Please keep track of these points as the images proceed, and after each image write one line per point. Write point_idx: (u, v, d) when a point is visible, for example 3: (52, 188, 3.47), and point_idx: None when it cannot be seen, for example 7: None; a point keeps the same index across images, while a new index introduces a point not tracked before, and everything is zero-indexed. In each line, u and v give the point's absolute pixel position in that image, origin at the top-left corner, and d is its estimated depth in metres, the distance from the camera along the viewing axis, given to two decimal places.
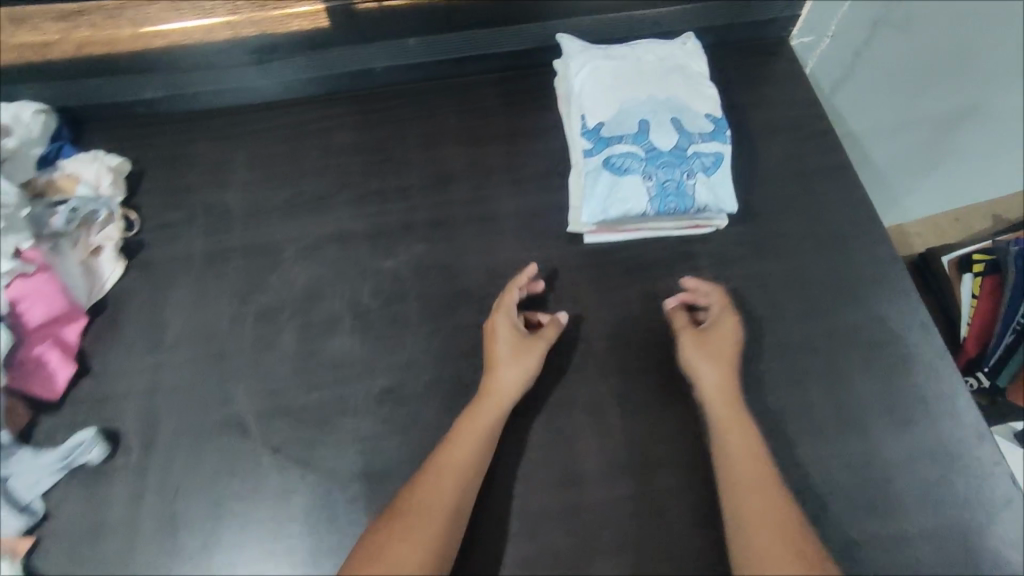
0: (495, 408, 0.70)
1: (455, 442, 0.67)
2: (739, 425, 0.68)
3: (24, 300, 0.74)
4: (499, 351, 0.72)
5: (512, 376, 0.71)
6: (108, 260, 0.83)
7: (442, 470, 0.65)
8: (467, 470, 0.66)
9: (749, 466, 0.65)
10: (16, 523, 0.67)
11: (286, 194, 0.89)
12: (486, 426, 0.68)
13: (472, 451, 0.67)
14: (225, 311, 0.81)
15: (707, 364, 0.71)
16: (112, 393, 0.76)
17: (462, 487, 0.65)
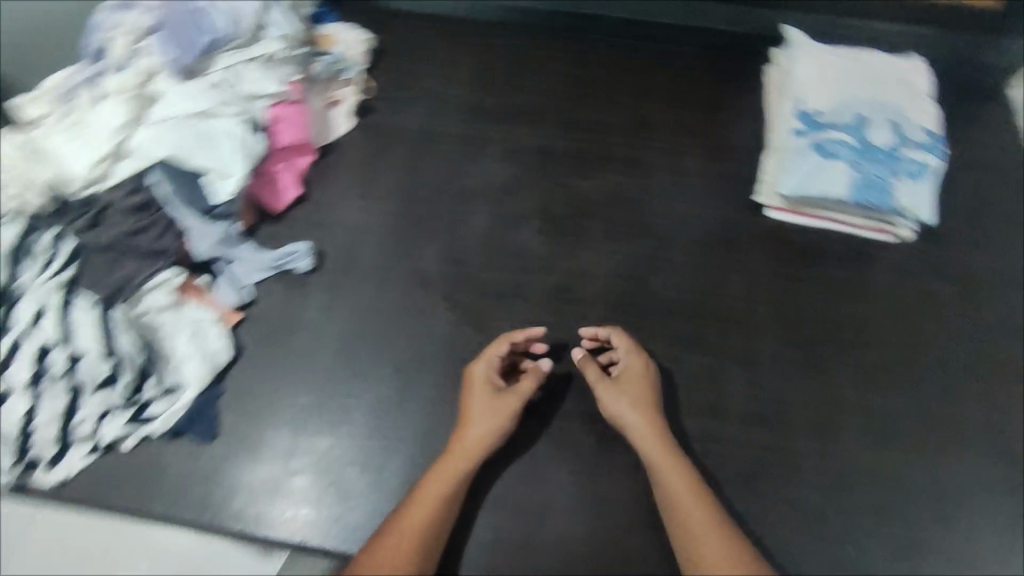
0: (463, 458, 0.66)
1: (419, 502, 0.63)
2: (669, 465, 0.65)
3: (281, 122, 0.85)
4: (473, 404, 0.69)
5: (491, 428, 0.68)
6: (342, 114, 0.94)
7: (400, 527, 0.61)
8: (430, 529, 0.62)
9: (690, 504, 0.63)
10: (233, 297, 0.78)
11: (503, 101, 0.97)
12: (454, 482, 0.65)
13: (436, 507, 0.63)
14: (431, 182, 0.90)
15: (631, 411, 0.69)
16: (326, 221, 0.86)
17: (424, 545, 0.61)
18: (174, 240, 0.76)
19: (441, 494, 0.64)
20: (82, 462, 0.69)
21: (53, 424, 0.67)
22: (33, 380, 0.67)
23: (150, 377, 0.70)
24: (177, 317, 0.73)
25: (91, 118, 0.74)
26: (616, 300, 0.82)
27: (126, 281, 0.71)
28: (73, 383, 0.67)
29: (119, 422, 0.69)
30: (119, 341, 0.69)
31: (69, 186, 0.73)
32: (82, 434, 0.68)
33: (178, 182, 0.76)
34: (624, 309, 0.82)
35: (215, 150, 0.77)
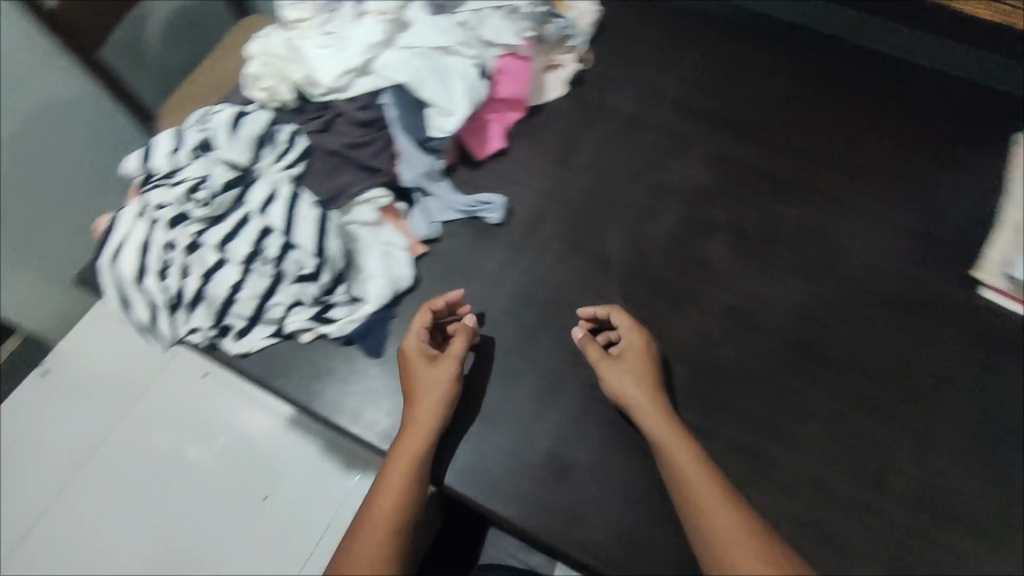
0: (422, 428, 0.65)
1: (381, 489, 0.61)
2: (676, 441, 0.64)
3: (505, 74, 0.86)
4: (414, 376, 0.69)
5: (443, 399, 0.67)
6: (557, 80, 0.94)
7: (376, 502, 0.61)
8: (405, 496, 0.61)
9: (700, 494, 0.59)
10: (425, 229, 0.80)
11: (718, 103, 0.94)
12: (414, 459, 0.63)
13: (405, 476, 0.62)
14: (628, 168, 0.89)
15: (631, 381, 0.68)
16: (519, 178, 0.87)
17: (402, 509, 0.60)
18: (387, 161, 0.79)
19: (402, 475, 0.62)
20: (263, 340, 0.75)
21: (253, 301, 0.72)
22: (247, 258, 0.71)
23: (342, 285, 0.74)
24: (376, 235, 0.78)
25: (348, 31, 0.79)
26: (795, 338, 0.78)
27: (341, 189, 0.77)
28: (278, 270, 0.71)
29: (305, 317, 0.74)
30: (329, 245, 0.72)
31: (313, 89, 0.78)
32: (272, 316, 0.74)
33: (404, 107, 0.79)
34: (801, 347, 0.77)
35: (445, 86, 0.79)
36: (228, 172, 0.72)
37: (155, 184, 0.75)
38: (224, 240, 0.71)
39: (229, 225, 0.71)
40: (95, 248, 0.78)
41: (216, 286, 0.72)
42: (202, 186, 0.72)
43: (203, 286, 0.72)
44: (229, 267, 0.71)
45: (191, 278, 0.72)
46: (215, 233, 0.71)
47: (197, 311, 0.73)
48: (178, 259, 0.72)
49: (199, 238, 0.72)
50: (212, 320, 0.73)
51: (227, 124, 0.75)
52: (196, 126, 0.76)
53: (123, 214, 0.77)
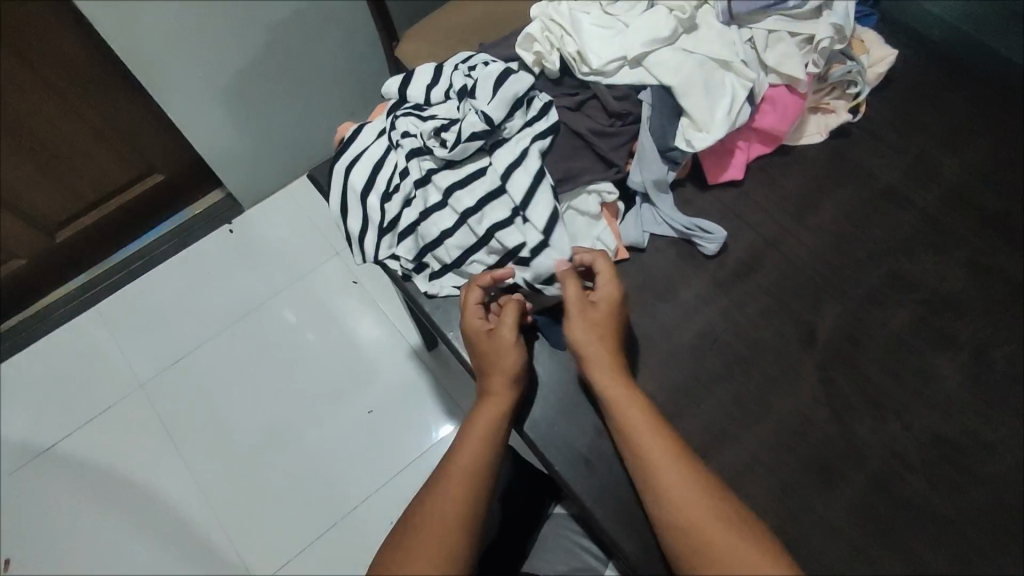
0: (496, 404, 0.67)
1: (456, 456, 0.64)
2: (641, 423, 0.62)
3: (773, 104, 0.80)
4: (478, 351, 0.69)
5: (510, 379, 0.67)
6: (818, 123, 0.86)
7: (444, 478, 0.63)
8: (474, 479, 0.62)
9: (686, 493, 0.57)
10: (634, 237, 0.78)
11: (1003, 205, 0.81)
12: (487, 433, 0.65)
13: (474, 458, 0.63)
14: (868, 243, 0.79)
15: (595, 334, 0.66)
16: (745, 216, 0.81)
17: (472, 492, 0.62)
18: (624, 158, 0.77)
19: (476, 447, 0.64)
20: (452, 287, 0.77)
21: (456, 252, 0.73)
22: (472, 215, 0.72)
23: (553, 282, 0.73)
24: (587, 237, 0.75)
25: (634, 18, 0.77)
26: (1012, 503, 0.65)
27: (575, 173, 0.75)
28: (489, 234, 0.72)
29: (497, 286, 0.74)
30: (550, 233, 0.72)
31: (578, 67, 0.77)
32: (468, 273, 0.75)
33: (659, 110, 0.76)
34: (1017, 515, 0.65)
35: (710, 101, 0.75)
36: (478, 124, 0.72)
37: (410, 112, 0.78)
38: (456, 190, 0.73)
39: (467, 179, 0.74)
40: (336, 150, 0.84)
41: (431, 225, 0.74)
42: (450, 130, 0.74)
43: (417, 221, 0.74)
44: (451, 215, 0.73)
45: (409, 210, 0.75)
46: (449, 181, 0.74)
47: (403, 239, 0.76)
48: (407, 189, 0.75)
49: (432, 177, 0.74)
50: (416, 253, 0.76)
51: (493, 81, 0.75)
52: (462, 72, 0.78)
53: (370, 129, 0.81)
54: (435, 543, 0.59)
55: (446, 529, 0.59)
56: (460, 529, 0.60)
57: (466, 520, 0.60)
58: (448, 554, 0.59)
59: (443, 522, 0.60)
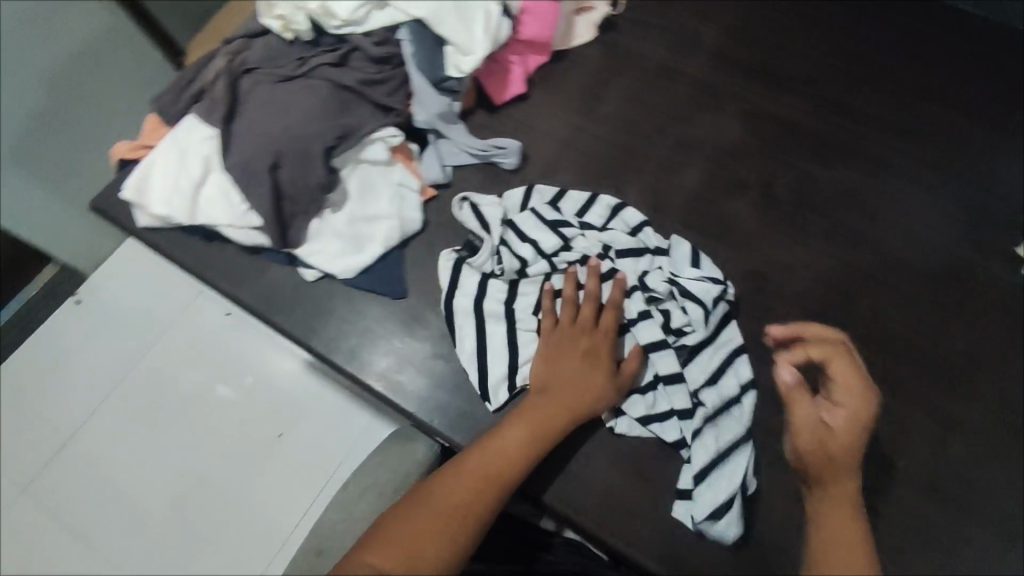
0: (562, 411, 0.64)
1: (499, 439, 0.63)
2: (844, 544, 0.55)
3: (530, 13, 0.82)
4: (573, 363, 0.66)
5: (581, 401, 0.64)
6: (587, 22, 0.89)
7: (479, 461, 0.62)
8: (506, 479, 0.61)
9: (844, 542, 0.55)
10: (437, 173, 0.78)
11: (756, 56, 0.88)
12: (537, 437, 0.63)
13: (518, 456, 0.62)
14: (653, 120, 0.84)
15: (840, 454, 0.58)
16: (538, 126, 0.84)
17: (498, 491, 0.61)
18: (403, 100, 0.78)
19: (520, 442, 0.62)
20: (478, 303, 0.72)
21: None
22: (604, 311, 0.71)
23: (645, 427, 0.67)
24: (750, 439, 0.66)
25: None
26: (816, 307, 0.74)
27: (354, 128, 0.73)
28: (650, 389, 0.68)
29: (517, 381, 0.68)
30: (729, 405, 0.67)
31: (329, 21, 0.75)
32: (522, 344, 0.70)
33: (421, 43, 0.76)
34: (820, 316, 0.74)
35: (466, 24, 0.76)
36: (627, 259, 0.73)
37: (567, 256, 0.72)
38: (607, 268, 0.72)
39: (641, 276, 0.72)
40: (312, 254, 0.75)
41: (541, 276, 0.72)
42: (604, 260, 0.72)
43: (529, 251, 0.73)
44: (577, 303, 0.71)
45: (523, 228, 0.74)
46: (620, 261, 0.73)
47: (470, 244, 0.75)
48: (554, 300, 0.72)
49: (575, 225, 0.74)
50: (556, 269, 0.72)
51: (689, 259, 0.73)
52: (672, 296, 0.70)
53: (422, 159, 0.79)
54: (442, 524, 0.58)
55: (459, 515, 0.59)
56: (470, 519, 0.59)
57: (477, 520, 0.59)
58: (451, 543, 0.58)
59: (459, 505, 0.59)
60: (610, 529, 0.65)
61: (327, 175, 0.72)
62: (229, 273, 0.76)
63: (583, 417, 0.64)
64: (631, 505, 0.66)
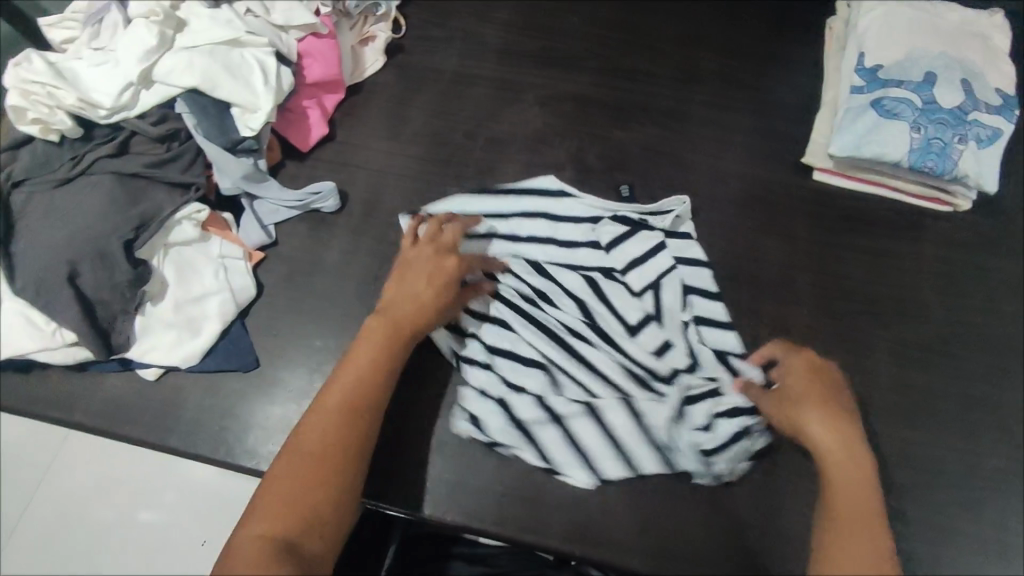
0: (412, 317, 0.65)
1: (356, 360, 0.62)
2: (858, 536, 0.54)
3: (310, 57, 0.83)
4: (442, 272, 0.68)
5: (422, 304, 0.66)
6: (374, 51, 0.90)
7: (342, 382, 0.61)
8: (375, 395, 0.61)
9: (860, 512, 0.55)
10: (258, 235, 0.77)
11: (540, 45, 0.92)
12: (392, 345, 0.64)
13: (378, 365, 0.62)
14: (461, 127, 0.87)
15: (814, 421, 0.60)
16: (352, 162, 0.85)
17: (369, 412, 0.60)
18: (202, 171, 0.76)
19: (382, 355, 0.63)
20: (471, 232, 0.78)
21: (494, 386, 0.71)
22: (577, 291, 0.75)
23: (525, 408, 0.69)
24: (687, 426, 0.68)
25: (119, 41, 0.72)
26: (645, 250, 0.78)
27: (151, 214, 0.70)
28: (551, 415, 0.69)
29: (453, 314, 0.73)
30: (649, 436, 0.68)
31: (95, 111, 0.71)
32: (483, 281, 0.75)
33: (202, 112, 0.74)
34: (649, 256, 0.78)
35: (242, 82, 0.75)
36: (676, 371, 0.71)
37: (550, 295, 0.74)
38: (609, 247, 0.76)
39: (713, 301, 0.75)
40: (198, 354, 0.70)
41: (538, 230, 0.78)
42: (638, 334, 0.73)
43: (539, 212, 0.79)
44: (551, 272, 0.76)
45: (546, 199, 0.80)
46: (635, 246, 0.76)
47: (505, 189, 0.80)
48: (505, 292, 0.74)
49: (601, 212, 0.78)
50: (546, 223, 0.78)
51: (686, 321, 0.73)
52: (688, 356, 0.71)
53: (251, 180, 0.77)
54: (318, 464, 0.56)
55: (335, 447, 0.57)
56: (347, 450, 0.58)
57: (355, 446, 0.58)
58: (331, 480, 0.56)
59: (330, 441, 0.57)
60: (513, 526, 0.67)
61: (134, 269, 0.68)
62: (61, 400, 0.71)
63: (431, 320, 0.66)
64: (526, 495, 0.68)
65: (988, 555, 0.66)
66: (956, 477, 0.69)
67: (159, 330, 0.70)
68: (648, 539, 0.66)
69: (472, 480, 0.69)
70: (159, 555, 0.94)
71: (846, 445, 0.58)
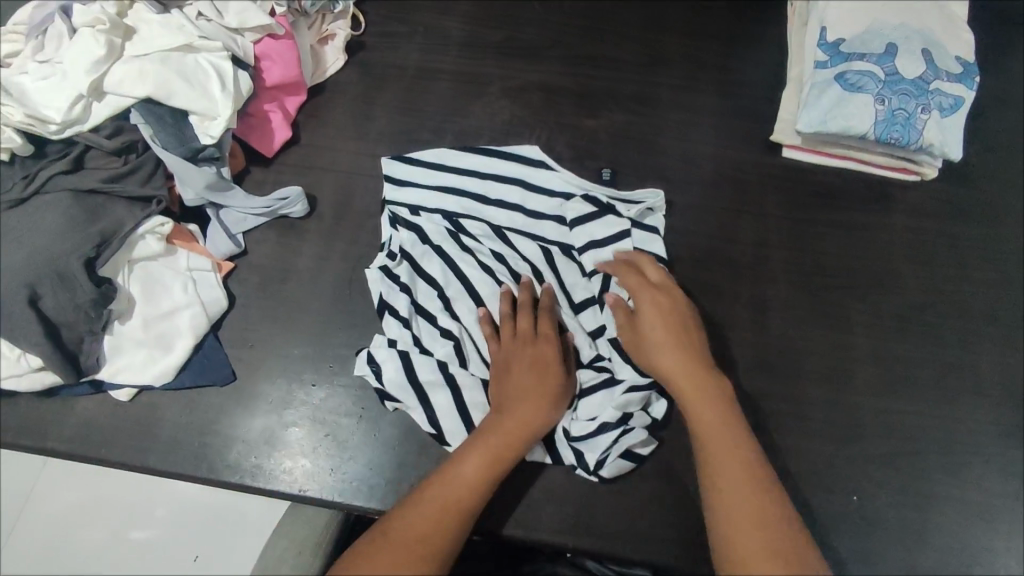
0: (525, 423, 0.64)
1: (467, 455, 0.61)
2: (724, 461, 0.60)
3: (268, 59, 0.81)
4: (543, 375, 0.66)
5: (543, 414, 0.65)
6: (334, 49, 0.88)
7: (447, 481, 0.60)
8: (475, 499, 0.59)
9: (717, 424, 0.62)
10: (226, 245, 0.75)
11: (503, 35, 0.91)
12: (511, 451, 0.62)
13: (481, 465, 0.61)
14: (428, 124, 0.86)
15: (666, 356, 0.65)
16: (319, 165, 0.83)
17: (465, 515, 0.58)
18: (163, 182, 0.74)
19: (494, 459, 0.61)
20: (441, 193, 0.77)
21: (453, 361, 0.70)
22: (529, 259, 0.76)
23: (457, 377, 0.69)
24: (610, 395, 0.69)
25: (64, 52, 0.69)
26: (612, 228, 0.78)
27: (112, 230, 0.68)
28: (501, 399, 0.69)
29: (412, 276, 0.73)
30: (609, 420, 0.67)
31: (45, 127, 0.68)
32: (446, 245, 0.75)
33: (159, 122, 0.72)
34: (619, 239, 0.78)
35: (198, 89, 0.72)
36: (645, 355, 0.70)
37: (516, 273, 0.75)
38: (574, 218, 0.76)
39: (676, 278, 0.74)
40: (169, 372, 0.69)
41: (510, 196, 0.77)
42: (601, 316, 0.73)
43: (518, 178, 0.78)
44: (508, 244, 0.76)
45: (525, 167, 0.78)
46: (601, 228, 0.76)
47: (484, 149, 0.79)
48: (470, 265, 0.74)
49: (577, 191, 0.77)
50: (517, 192, 0.78)
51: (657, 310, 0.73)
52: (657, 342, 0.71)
53: (211, 189, 0.74)
54: (407, 559, 0.54)
55: (426, 545, 0.56)
56: (437, 551, 0.56)
57: (443, 550, 0.56)
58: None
59: (420, 537, 0.56)
60: (505, 522, 0.67)
61: (98, 288, 0.66)
62: (32, 427, 0.69)
63: (545, 426, 0.65)
64: (515, 491, 0.68)
65: (968, 517, 0.67)
66: (935, 443, 0.70)
67: (129, 348, 0.69)
68: (638, 525, 0.67)
69: None
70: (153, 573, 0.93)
71: (688, 360, 0.65)
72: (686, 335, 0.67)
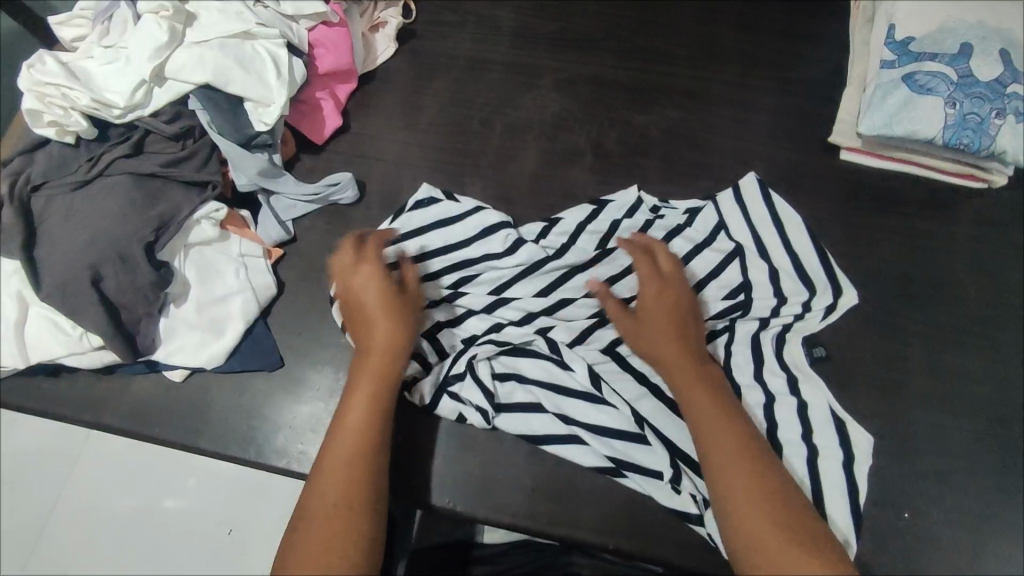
0: (386, 346, 0.64)
1: (354, 391, 0.62)
2: (736, 451, 0.58)
3: (321, 47, 0.81)
4: (370, 300, 0.65)
5: (390, 322, 0.64)
6: (385, 37, 0.88)
7: (340, 418, 0.61)
8: (366, 432, 0.59)
9: (720, 420, 0.60)
10: (276, 232, 0.76)
11: (556, 26, 0.90)
12: (377, 376, 0.62)
13: (366, 394, 0.61)
14: (476, 115, 0.85)
15: (671, 347, 0.65)
16: (367, 154, 0.83)
17: (368, 444, 0.59)
18: (218, 168, 0.75)
19: (371, 392, 0.62)
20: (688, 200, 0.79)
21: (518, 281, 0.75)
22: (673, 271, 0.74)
23: (515, 283, 0.75)
24: (573, 399, 0.69)
25: (128, 38, 0.72)
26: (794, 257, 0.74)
27: (170, 215, 0.69)
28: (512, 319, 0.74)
29: (604, 214, 0.77)
30: (543, 412, 0.69)
31: (109, 110, 0.70)
32: (738, 230, 0.76)
33: (215, 107, 0.73)
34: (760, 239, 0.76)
35: (255, 75, 0.73)
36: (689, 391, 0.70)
37: None
38: (742, 264, 0.74)
39: (753, 394, 0.68)
40: (219, 357, 0.70)
41: (708, 220, 0.77)
42: None
43: (753, 221, 0.76)
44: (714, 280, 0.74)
45: (751, 203, 0.77)
46: (796, 345, 0.71)
47: (831, 266, 0.74)
48: (635, 219, 0.77)
49: (777, 265, 0.74)
50: (767, 273, 0.74)
51: (754, 357, 0.70)
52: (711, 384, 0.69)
53: (276, 202, 0.78)
54: (332, 508, 0.55)
55: (341, 484, 0.57)
56: (348, 485, 0.57)
57: (357, 486, 0.57)
58: (344, 526, 0.55)
59: (331, 483, 0.57)
60: (544, 519, 0.67)
61: (156, 271, 0.68)
62: (85, 404, 0.70)
63: (390, 329, 0.64)
64: (559, 492, 0.68)
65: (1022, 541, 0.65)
66: (990, 463, 0.68)
67: (181, 331, 0.70)
68: (683, 532, 0.66)
69: (502, 473, 0.69)
70: (184, 543, 0.96)
71: (695, 370, 0.64)
72: (682, 323, 0.67)
